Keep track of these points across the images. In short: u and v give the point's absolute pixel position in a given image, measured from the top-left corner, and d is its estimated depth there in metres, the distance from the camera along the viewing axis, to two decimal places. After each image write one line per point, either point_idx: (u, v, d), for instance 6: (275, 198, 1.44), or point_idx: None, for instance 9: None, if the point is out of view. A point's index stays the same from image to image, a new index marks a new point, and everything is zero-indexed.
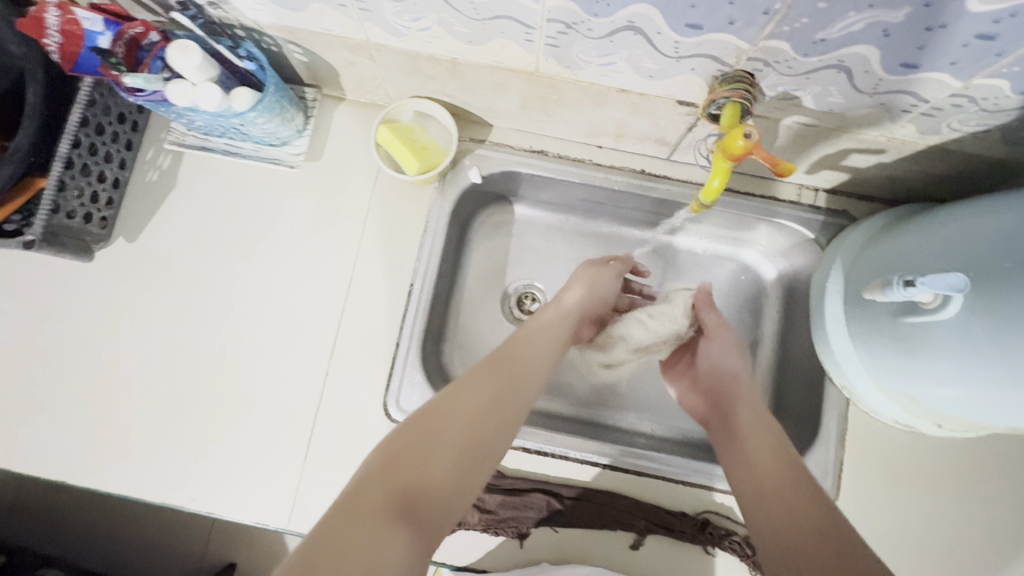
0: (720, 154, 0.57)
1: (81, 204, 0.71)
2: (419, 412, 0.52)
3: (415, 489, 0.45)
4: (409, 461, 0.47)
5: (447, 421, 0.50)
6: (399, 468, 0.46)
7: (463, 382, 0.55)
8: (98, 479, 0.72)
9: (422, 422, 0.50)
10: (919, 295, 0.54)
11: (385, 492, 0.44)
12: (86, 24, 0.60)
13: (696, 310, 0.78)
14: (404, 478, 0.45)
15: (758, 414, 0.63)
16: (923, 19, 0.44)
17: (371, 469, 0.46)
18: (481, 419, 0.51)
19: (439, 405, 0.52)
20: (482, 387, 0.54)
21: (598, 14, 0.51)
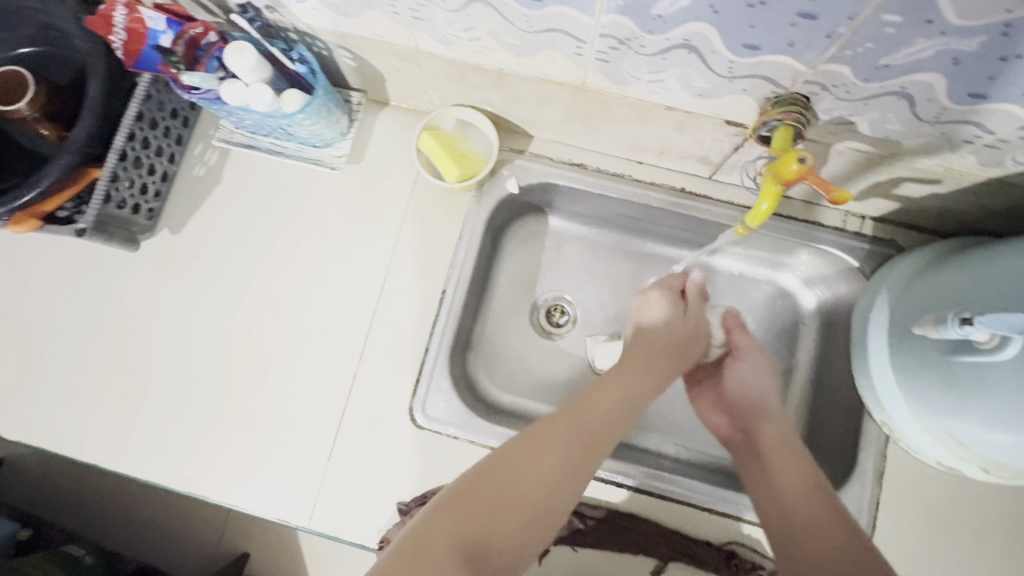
0: (771, 177, 0.55)
1: (131, 194, 0.73)
2: (499, 458, 0.51)
3: (483, 538, 0.46)
4: (480, 520, 0.47)
5: (523, 480, 0.50)
6: (471, 513, 0.47)
7: (544, 430, 0.54)
8: (129, 464, 0.73)
9: (499, 472, 0.50)
10: (975, 334, 0.52)
11: (451, 537, 0.46)
12: (149, 23, 0.62)
13: (727, 330, 0.74)
14: (478, 526, 0.47)
15: (785, 436, 0.64)
16: (997, 48, 0.42)
17: (444, 508, 0.48)
18: (550, 480, 0.51)
19: (524, 458, 0.51)
20: (562, 441, 0.53)
21: (653, 31, 0.51)
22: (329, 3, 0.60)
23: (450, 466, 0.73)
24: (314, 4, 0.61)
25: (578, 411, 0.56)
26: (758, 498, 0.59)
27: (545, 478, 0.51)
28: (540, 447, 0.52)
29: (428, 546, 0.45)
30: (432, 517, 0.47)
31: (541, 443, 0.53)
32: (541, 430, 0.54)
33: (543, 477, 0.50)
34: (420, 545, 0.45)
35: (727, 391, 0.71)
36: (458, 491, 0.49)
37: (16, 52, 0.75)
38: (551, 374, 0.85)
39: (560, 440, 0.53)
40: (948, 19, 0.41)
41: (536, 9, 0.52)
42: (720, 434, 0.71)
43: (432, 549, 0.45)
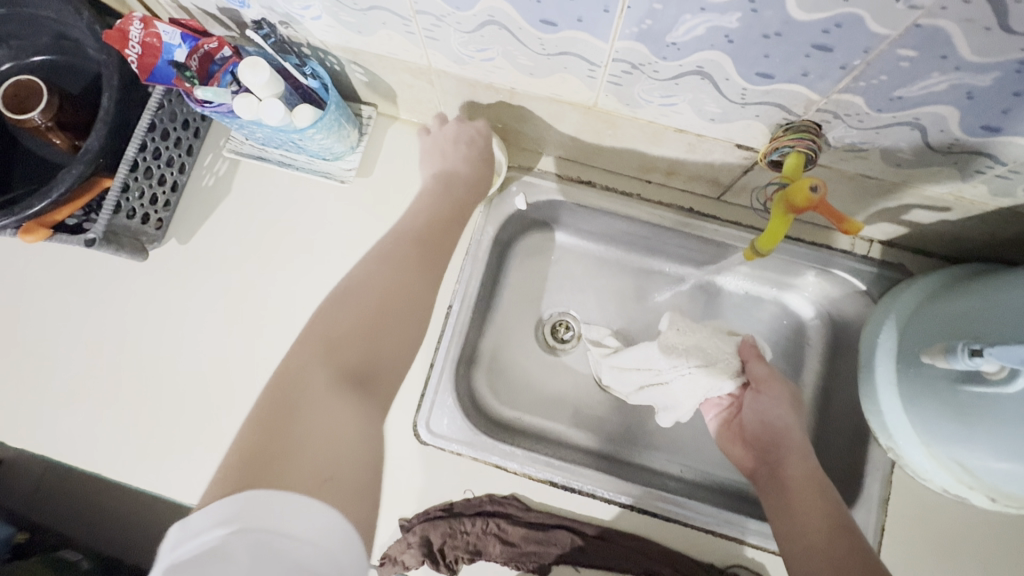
0: (780, 203, 0.56)
1: (141, 204, 0.74)
2: (317, 321, 0.50)
3: (361, 369, 0.48)
4: (337, 346, 0.48)
5: (368, 316, 0.51)
6: (346, 352, 0.48)
7: (371, 287, 0.53)
8: (129, 473, 0.73)
9: (331, 331, 0.49)
10: (986, 364, 0.52)
11: (324, 372, 0.46)
12: (165, 37, 0.62)
13: (744, 360, 0.77)
14: (349, 361, 0.48)
15: (810, 471, 0.63)
16: (1012, 84, 0.42)
17: (300, 356, 0.47)
18: (403, 288, 0.55)
19: (355, 304, 0.52)
20: (364, 279, 0.54)
21: (667, 57, 0.51)
22: (344, 21, 0.61)
23: (454, 482, 0.73)
24: (329, 21, 0.61)
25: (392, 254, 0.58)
26: (778, 523, 0.61)
27: (389, 300, 0.53)
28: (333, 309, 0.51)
29: (301, 381, 0.45)
30: (301, 359, 0.47)
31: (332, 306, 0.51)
32: (355, 286, 0.53)
33: (393, 291, 0.54)
34: (294, 382, 0.45)
35: (746, 422, 0.73)
36: (299, 350, 0.48)
37: (30, 60, 0.75)
38: (555, 391, 0.85)
39: (385, 268, 0.56)
40: (963, 55, 0.41)
41: (550, 33, 0.52)
42: (744, 468, 0.72)
43: (308, 387, 0.44)
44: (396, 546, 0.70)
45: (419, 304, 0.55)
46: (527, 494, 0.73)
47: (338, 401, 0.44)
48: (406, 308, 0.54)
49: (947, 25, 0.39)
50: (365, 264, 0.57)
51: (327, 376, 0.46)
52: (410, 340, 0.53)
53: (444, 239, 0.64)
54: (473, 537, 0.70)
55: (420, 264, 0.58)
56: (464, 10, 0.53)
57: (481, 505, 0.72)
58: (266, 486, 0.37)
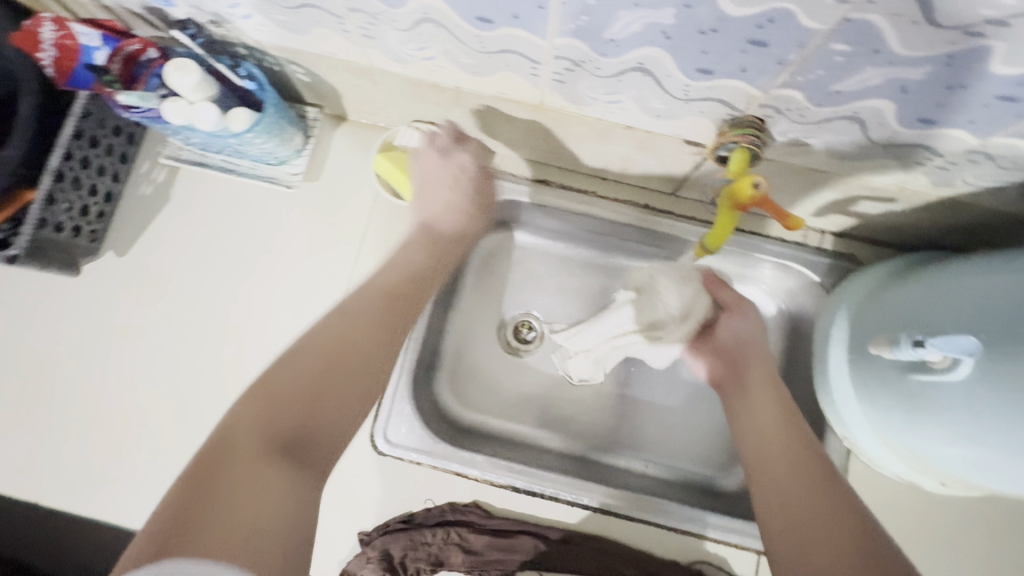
0: (726, 201, 0.58)
1: (69, 216, 0.69)
2: (259, 385, 0.52)
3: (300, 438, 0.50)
4: (277, 417, 0.50)
5: (317, 385, 0.53)
6: (296, 410, 0.51)
7: (320, 355, 0.55)
8: (70, 500, 0.70)
9: (268, 397, 0.51)
10: (929, 355, 0.53)
11: (266, 439, 0.48)
12: (82, 39, 0.59)
13: (710, 289, 0.75)
14: (287, 426, 0.50)
15: (775, 389, 0.66)
16: (943, 78, 0.43)
17: (247, 418, 0.49)
18: (352, 362, 0.56)
19: (298, 372, 0.53)
20: (313, 344, 0.56)
21: (607, 54, 0.50)
22: (275, 19, 0.58)
23: (415, 492, 0.72)
24: (260, 20, 0.58)
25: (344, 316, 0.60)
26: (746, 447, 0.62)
27: (340, 366, 0.55)
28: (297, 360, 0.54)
29: (242, 450, 0.47)
30: (241, 425, 0.48)
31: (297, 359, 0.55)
32: (305, 355, 0.55)
33: (344, 362, 0.56)
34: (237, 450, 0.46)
35: (716, 341, 0.73)
36: (244, 416, 0.50)
37: None
38: (518, 393, 0.83)
39: (335, 332, 0.58)
40: (894, 49, 0.41)
41: (487, 31, 0.51)
42: (711, 380, 0.73)
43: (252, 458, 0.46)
44: (355, 561, 0.68)
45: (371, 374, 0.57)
46: (490, 501, 0.72)
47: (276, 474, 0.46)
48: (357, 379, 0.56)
49: (876, 19, 0.38)
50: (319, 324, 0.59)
51: (261, 442, 0.48)
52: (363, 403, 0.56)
53: (402, 300, 0.64)
54: (434, 548, 0.69)
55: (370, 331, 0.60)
56: (397, 8, 0.51)
57: (443, 515, 0.71)
58: (182, 557, 0.39)
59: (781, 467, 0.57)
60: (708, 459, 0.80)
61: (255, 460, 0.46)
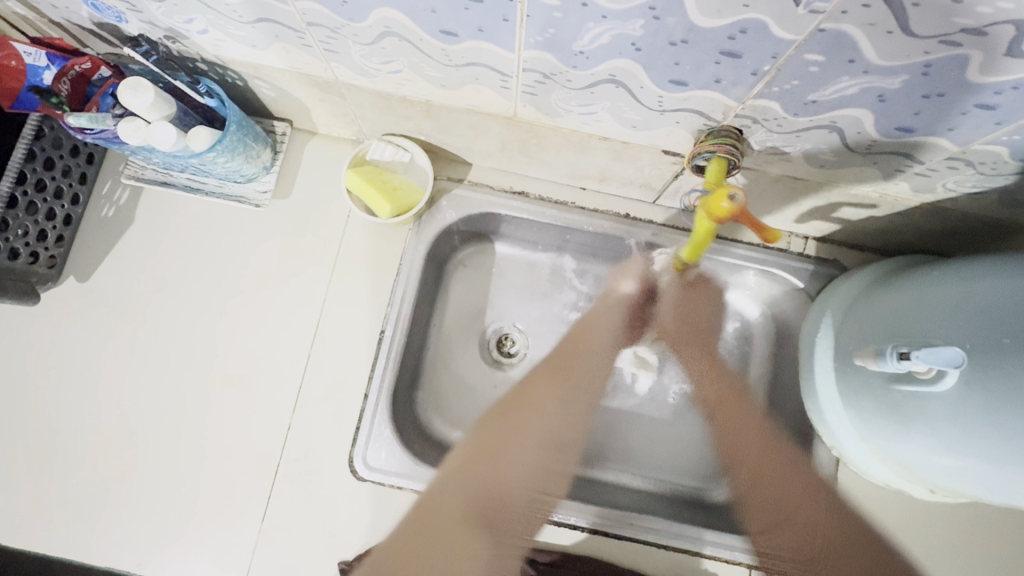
0: (705, 215, 0.55)
1: (26, 242, 0.67)
2: (469, 458, 0.71)
3: (494, 507, 0.71)
4: (491, 484, 0.71)
5: (519, 460, 0.72)
6: (478, 496, 0.70)
7: (508, 452, 0.72)
8: (33, 541, 0.66)
9: (489, 450, 0.72)
10: (911, 368, 0.52)
11: (459, 509, 0.69)
12: (28, 59, 0.56)
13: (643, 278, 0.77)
14: (479, 496, 0.70)
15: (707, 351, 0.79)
16: (920, 86, 0.41)
17: (450, 490, 0.69)
18: (552, 434, 0.75)
19: (505, 444, 0.72)
20: (532, 425, 0.74)
21: (577, 66, 0.48)
22: (232, 35, 0.55)
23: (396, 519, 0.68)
24: (217, 35, 0.56)
25: (529, 398, 0.75)
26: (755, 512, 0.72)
27: (523, 440, 0.73)
28: (515, 421, 0.74)
29: (438, 507, 0.67)
30: (443, 492, 0.68)
31: (501, 422, 0.74)
32: (486, 426, 0.74)
33: (531, 430, 0.74)
34: (432, 511, 0.67)
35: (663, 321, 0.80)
36: (445, 483, 0.68)
37: None
38: None
39: (540, 414, 0.75)
40: (869, 58, 0.39)
41: (453, 44, 0.49)
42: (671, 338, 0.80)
43: (443, 517, 0.68)
44: None
45: (571, 447, 0.75)
46: None
47: (469, 537, 0.68)
48: (567, 456, 0.74)
49: (851, 29, 0.37)
50: (523, 402, 0.75)
51: (456, 518, 0.69)
52: (553, 493, 0.71)
53: (559, 370, 0.76)
54: None
55: (566, 423, 0.75)
56: (359, 22, 0.49)
57: None
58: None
59: (773, 478, 0.71)
60: (695, 470, 0.78)
61: (452, 530, 0.68)
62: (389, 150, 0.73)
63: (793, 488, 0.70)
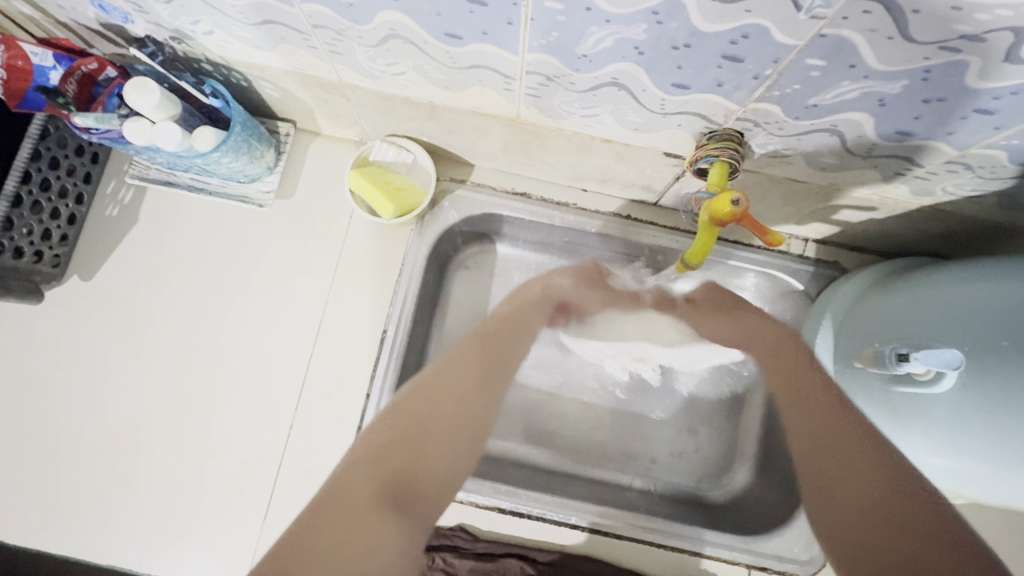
0: (706, 216, 0.56)
1: (30, 241, 0.68)
2: (384, 432, 0.53)
3: (407, 479, 0.51)
4: (406, 468, 0.51)
5: (445, 432, 0.55)
6: (386, 457, 0.51)
7: (427, 422, 0.55)
8: (36, 538, 0.67)
9: (410, 431, 0.54)
10: (911, 369, 0.52)
11: (370, 484, 0.48)
12: (35, 59, 0.57)
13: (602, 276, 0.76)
14: (393, 468, 0.50)
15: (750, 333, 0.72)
16: (920, 91, 0.42)
17: (358, 466, 0.50)
18: (469, 394, 0.60)
19: (428, 416, 0.56)
20: (452, 397, 0.58)
21: (581, 69, 0.48)
22: (238, 36, 0.55)
23: None
24: (222, 36, 0.56)
25: (455, 368, 0.61)
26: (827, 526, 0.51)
27: (450, 410, 0.57)
28: (433, 390, 0.58)
29: (348, 495, 0.47)
30: (347, 471, 0.49)
31: (423, 393, 0.58)
32: (405, 401, 0.57)
33: (452, 399, 0.58)
34: (339, 499, 0.47)
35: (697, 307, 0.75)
36: (353, 466, 0.50)
37: None
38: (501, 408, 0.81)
39: (462, 384, 0.60)
40: (870, 64, 0.40)
41: (457, 47, 0.49)
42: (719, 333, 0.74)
43: (353, 504, 0.46)
44: None
45: (480, 426, 0.61)
46: (476, 523, 0.71)
47: (380, 520, 0.46)
48: (479, 434, 0.60)
49: (852, 35, 0.37)
50: (435, 371, 0.61)
51: (368, 486, 0.48)
52: (465, 458, 0.58)
53: (487, 349, 0.65)
54: None
55: (474, 389, 0.61)
56: (363, 24, 0.49)
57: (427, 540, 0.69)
58: None
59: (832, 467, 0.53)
60: (695, 471, 0.79)
61: (363, 511, 0.46)
62: (391, 150, 0.74)
63: (857, 445, 0.52)
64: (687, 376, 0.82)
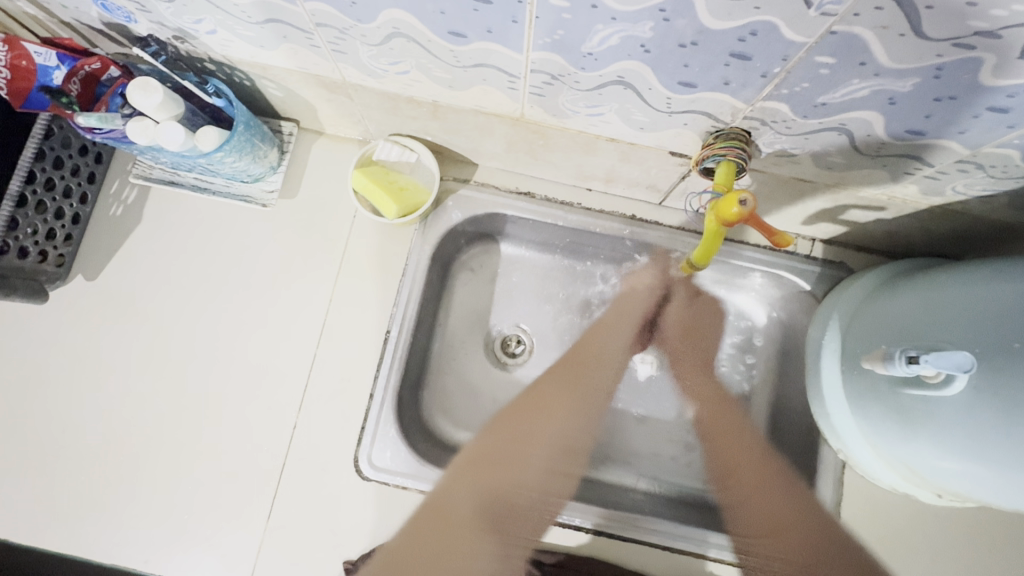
0: (713, 217, 0.55)
1: (35, 242, 0.69)
2: (482, 450, 0.66)
3: (506, 502, 0.64)
4: (501, 486, 0.64)
5: (523, 462, 0.66)
6: (487, 475, 0.64)
7: (538, 448, 0.67)
8: (40, 538, 0.67)
9: (507, 454, 0.66)
10: (920, 372, 0.51)
11: (471, 502, 0.63)
12: (38, 58, 0.57)
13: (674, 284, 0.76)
14: (494, 485, 0.64)
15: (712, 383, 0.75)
16: (932, 89, 0.41)
17: (457, 484, 0.64)
18: (563, 416, 0.70)
19: (529, 435, 0.67)
20: (553, 421, 0.69)
21: (586, 67, 0.48)
22: (241, 35, 0.55)
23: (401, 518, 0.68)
24: (226, 35, 0.56)
25: (540, 398, 0.70)
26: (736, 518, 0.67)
27: (545, 429, 0.68)
28: (545, 409, 0.69)
29: (451, 511, 0.61)
30: (448, 486, 0.63)
31: (535, 410, 0.69)
32: (501, 421, 0.68)
33: (549, 422, 0.69)
34: (440, 521, 0.61)
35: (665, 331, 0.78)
36: (456, 484, 0.64)
37: None
38: None
39: (555, 408, 0.70)
40: (881, 61, 0.39)
41: (461, 45, 0.49)
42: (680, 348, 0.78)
43: (455, 525, 0.61)
44: None
45: (577, 450, 0.70)
46: None
47: (479, 542, 0.61)
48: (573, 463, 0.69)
49: (863, 32, 0.37)
50: (533, 396, 0.71)
51: (471, 501, 0.63)
52: (558, 474, 0.68)
53: (581, 369, 0.72)
54: None
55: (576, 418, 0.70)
56: (367, 23, 0.49)
57: None
58: None
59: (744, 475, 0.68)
60: (701, 472, 0.78)
61: (463, 530, 0.61)
62: (395, 150, 0.73)
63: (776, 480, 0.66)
64: None
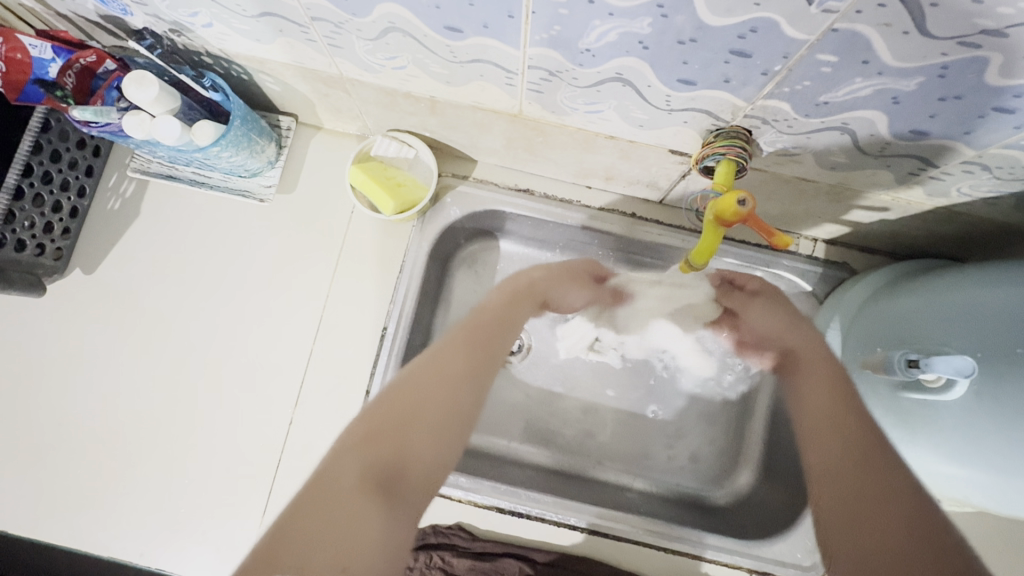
0: (712, 217, 0.54)
1: (32, 235, 0.68)
2: (384, 401, 0.47)
3: (397, 470, 0.43)
4: (397, 448, 0.44)
5: (435, 425, 0.47)
6: (379, 438, 0.44)
7: (431, 396, 0.48)
8: (37, 531, 0.67)
9: (411, 398, 0.47)
10: (922, 377, 0.50)
11: (357, 471, 0.41)
12: (34, 51, 0.56)
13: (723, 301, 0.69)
14: (382, 451, 0.43)
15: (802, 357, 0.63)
16: (936, 89, 0.40)
17: (345, 443, 0.44)
18: (466, 382, 0.51)
19: (427, 386, 0.48)
20: (451, 372, 0.50)
21: (584, 64, 0.47)
22: (236, 29, 0.55)
23: None
24: (221, 29, 0.55)
25: (443, 354, 0.52)
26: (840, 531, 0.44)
27: (444, 382, 0.49)
28: (443, 358, 0.51)
29: (326, 480, 0.40)
30: (338, 447, 0.43)
31: (438, 361, 0.51)
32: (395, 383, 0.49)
33: (451, 384, 0.50)
34: (320, 485, 0.40)
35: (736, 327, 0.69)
36: (341, 449, 0.43)
37: None
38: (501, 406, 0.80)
39: (454, 366, 0.51)
40: (884, 60, 0.38)
41: (457, 40, 0.48)
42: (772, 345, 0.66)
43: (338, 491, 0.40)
44: None
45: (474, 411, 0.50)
46: (475, 523, 0.70)
47: (364, 508, 0.39)
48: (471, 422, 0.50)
49: (865, 30, 0.36)
50: (430, 356, 0.51)
51: (353, 475, 0.41)
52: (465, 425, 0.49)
53: (490, 332, 0.56)
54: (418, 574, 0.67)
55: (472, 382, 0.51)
56: (362, 17, 0.48)
57: (425, 538, 0.69)
58: None
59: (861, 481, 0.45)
60: (699, 472, 0.78)
61: (343, 503, 0.39)
62: (393, 146, 0.73)
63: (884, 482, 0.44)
64: (690, 377, 0.81)
